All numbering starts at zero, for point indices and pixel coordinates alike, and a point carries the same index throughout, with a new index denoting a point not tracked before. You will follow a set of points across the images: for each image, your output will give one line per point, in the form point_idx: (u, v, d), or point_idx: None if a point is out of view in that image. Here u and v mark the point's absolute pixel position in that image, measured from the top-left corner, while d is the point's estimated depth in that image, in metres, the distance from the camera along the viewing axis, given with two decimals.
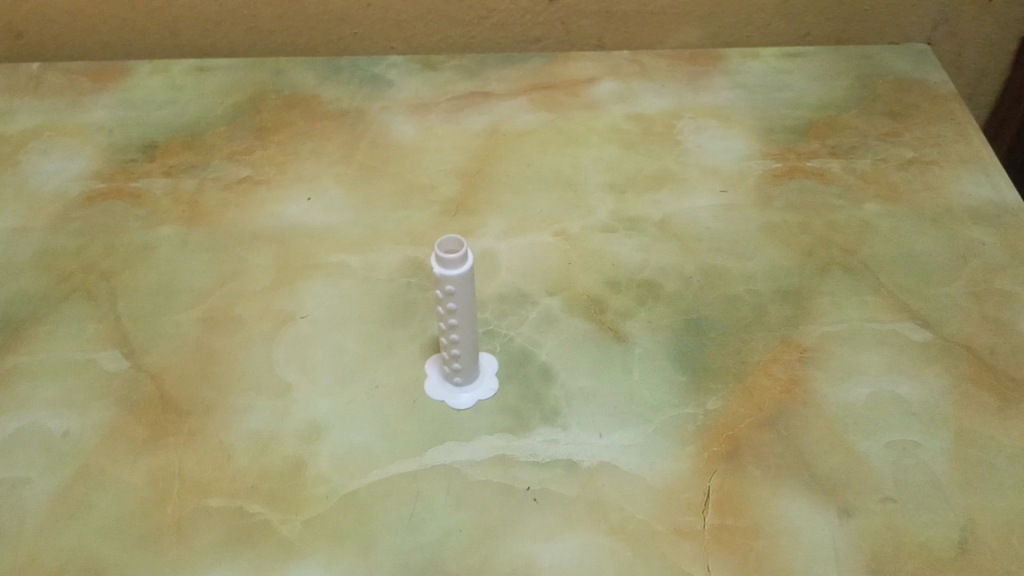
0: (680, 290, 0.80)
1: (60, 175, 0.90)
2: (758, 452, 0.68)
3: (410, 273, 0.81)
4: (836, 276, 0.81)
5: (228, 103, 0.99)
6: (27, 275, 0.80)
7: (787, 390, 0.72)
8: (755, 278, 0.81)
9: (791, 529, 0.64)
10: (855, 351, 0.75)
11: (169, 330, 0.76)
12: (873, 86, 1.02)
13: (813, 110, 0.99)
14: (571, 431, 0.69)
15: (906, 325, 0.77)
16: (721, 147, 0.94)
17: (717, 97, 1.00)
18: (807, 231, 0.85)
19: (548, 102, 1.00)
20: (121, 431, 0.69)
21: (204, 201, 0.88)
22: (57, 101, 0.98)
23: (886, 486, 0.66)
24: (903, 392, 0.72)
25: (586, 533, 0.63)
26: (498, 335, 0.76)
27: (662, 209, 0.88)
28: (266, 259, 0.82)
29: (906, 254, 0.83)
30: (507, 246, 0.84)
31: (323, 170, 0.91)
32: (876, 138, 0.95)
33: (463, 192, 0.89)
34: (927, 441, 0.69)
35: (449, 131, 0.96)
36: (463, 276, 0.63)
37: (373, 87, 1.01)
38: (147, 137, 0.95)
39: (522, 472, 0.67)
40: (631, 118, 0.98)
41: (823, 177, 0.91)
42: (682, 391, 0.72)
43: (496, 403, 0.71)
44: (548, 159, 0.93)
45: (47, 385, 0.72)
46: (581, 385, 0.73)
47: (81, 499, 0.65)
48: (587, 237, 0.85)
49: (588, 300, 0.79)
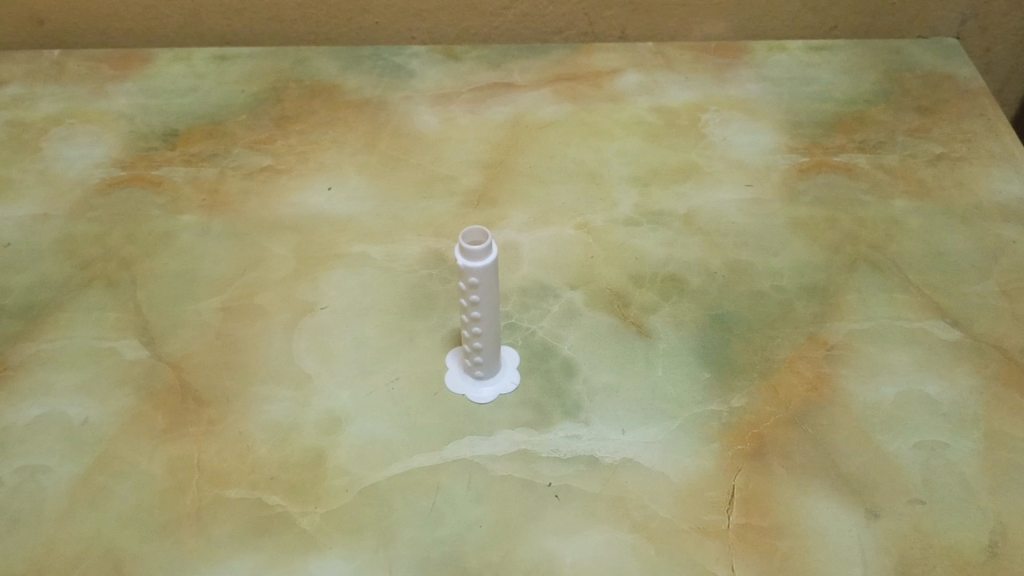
0: (704, 285, 0.79)
1: (81, 162, 0.90)
2: (784, 451, 0.67)
3: (431, 264, 0.81)
4: (864, 273, 0.80)
5: (249, 91, 0.98)
6: (48, 261, 0.80)
7: (814, 388, 0.71)
8: (781, 273, 0.80)
9: (817, 529, 0.63)
10: (884, 349, 0.74)
11: (189, 318, 0.76)
12: (903, 80, 1.00)
13: (841, 104, 0.97)
14: (593, 427, 0.68)
15: (935, 323, 0.76)
16: (747, 141, 0.93)
17: (743, 90, 0.99)
18: (835, 227, 0.84)
19: (571, 93, 0.99)
20: (141, 420, 0.68)
21: (225, 189, 0.87)
22: (79, 88, 0.98)
23: (915, 487, 0.65)
24: (933, 392, 0.71)
25: (609, 530, 0.62)
26: (520, 328, 0.75)
27: (687, 203, 0.87)
28: (286, 248, 0.82)
29: (935, 251, 0.82)
30: (529, 239, 0.83)
31: (345, 159, 0.91)
32: (904, 133, 0.94)
33: (485, 183, 0.88)
34: (956, 442, 0.68)
35: (471, 122, 0.95)
36: (487, 268, 0.62)
37: (395, 77, 1.00)
38: (168, 125, 0.94)
39: (543, 467, 0.66)
40: (656, 110, 0.97)
41: (851, 172, 0.90)
42: (707, 388, 0.71)
43: (518, 397, 0.70)
44: (571, 151, 0.92)
45: (67, 372, 0.71)
46: (603, 380, 0.72)
47: (101, 487, 0.64)
48: (611, 230, 0.84)
49: (611, 294, 0.78)
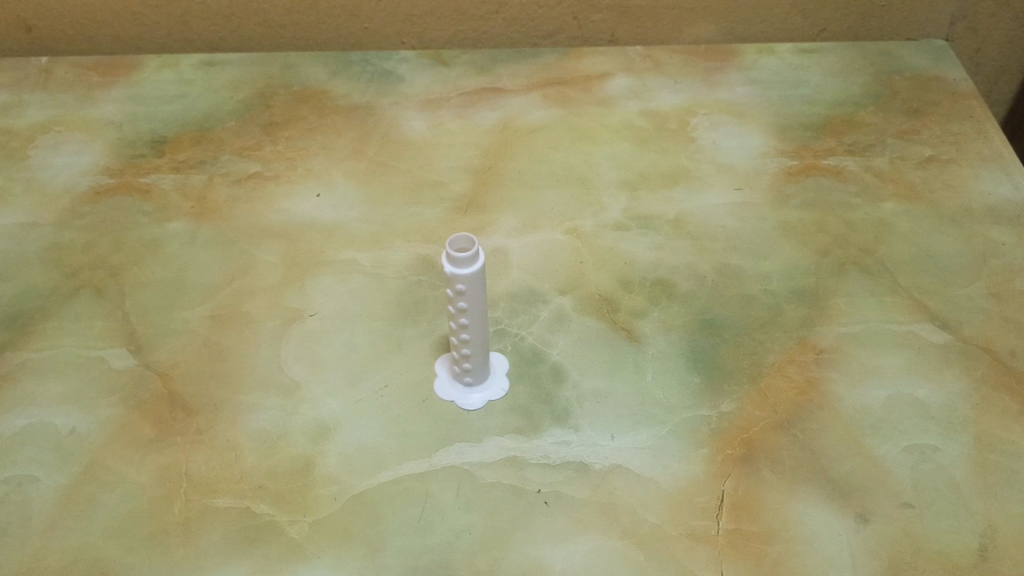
0: (694, 289, 0.79)
1: (69, 169, 0.90)
2: (774, 456, 0.67)
3: (420, 270, 0.80)
4: (854, 276, 0.80)
5: (237, 98, 0.98)
6: (35, 270, 0.80)
7: (803, 392, 0.71)
8: (771, 277, 0.80)
9: (806, 534, 0.62)
10: (873, 353, 0.74)
11: (178, 326, 0.75)
12: (892, 83, 1.00)
13: (830, 107, 0.97)
14: (583, 433, 0.68)
15: (924, 326, 0.76)
16: (736, 145, 0.93)
17: (732, 94, 0.99)
18: (824, 230, 0.84)
19: (560, 97, 0.99)
20: (129, 429, 0.68)
21: (214, 196, 0.87)
22: (67, 95, 0.98)
23: (905, 491, 0.65)
24: (922, 395, 0.71)
25: (598, 536, 0.62)
26: (509, 334, 0.75)
27: (676, 206, 0.87)
28: (274, 255, 0.81)
29: (924, 254, 0.82)
30: (519, 244, 0.83)
31: (333, 165, 0.90)
32: (893, 136, 0.94)
33: (474, 188, 0.88)
34: (946, 446, 0.67)
35: (461, 127, 0.95)
36: (474, 274, 0.62)
37: (384, 82, 1.00)
38: (156, 131, 0.94)
39: (533, 474, 0.66)
40: (645, 114, 0.97)
41: (840, 174, 0.90)
42: (697, 393, 0.71)
43: (507, 404, 0.70)
44: (560, 155, 0.92)
45: (55, 381, 0.71)
46: (593, 385, 0.72)
47: (88, 497, 0.64)
48: (600, 234, 0.84)
49: (601, 299, 0.78)
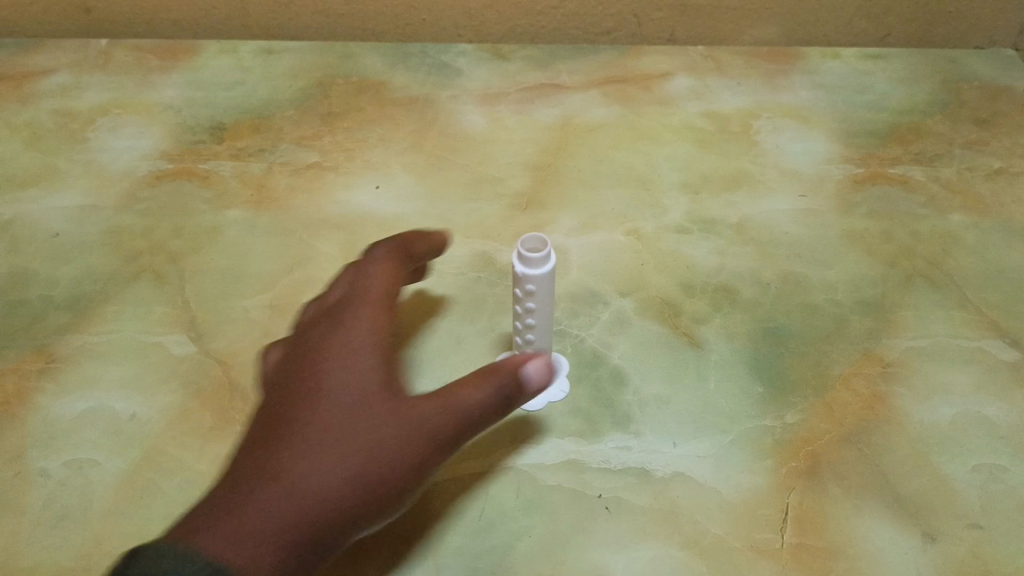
0: (757, 296, 0.78)
1: (129, 153, 0.90)
2: (840, 470, 0.65)
3: (480, 267, 0.80)
4: (920, 288, 0.78)
5: (295, 86, 0.98)
6: (96, 253, 0.80)
7: (869, 406, 0.69)
8: (836, 287, 0.78)
9: (873, 551, 0.61)
10: (940, 368, 0.72)
11: (237, 315, 0.75)
12: (959, 91, 0.98)
13: (896, 115, 0.95)
14: (644, 438, 0.67)
15: (993, 343, 0.74)
16: (801, 150, 0.91)
17: (796, 97, 0.98)
18: (890, 240, 0.82)
19: (620, 96, 0.98)
20: (189, 417, 0.68)
21: (272, 185, 0.87)
22: (126, 79, 0.98)
23: (973, 512, 0.63)
24: (992, 414, 0.69)
25: (660, 546, 0.61)
26: (569, 335, 0.74)
27: (738, 211, 0.85)
28: (333, 247, 0.81)
29: (993, 268, 0.80)
30: (578, 243, 0.82)
31: (392, 157, 0.90)
32: (961, 145, 0.92)
33: (533, 186, 0.87)
34: (1015, 466, 0.66)
35: (519, 122, 0.94)
36: (545, 276, 0.61)
37: (442, 76, 1.00)
38: (215, 117, 0.94)
39: (593, 478, 0.65)
40: (706, 116, 0.95)
41: (906, 184, 0.88)
42: (761, 403, 0.70)
43: (567, 406, 0.70)
44: (620, 154, 0.91)
45: (116, 366, 0.71)
46: (655, 391, 0.71)
47: (147, 484, 0.64)
48: (660, 237, 0.83)
49: (662, 303, 0.77)
